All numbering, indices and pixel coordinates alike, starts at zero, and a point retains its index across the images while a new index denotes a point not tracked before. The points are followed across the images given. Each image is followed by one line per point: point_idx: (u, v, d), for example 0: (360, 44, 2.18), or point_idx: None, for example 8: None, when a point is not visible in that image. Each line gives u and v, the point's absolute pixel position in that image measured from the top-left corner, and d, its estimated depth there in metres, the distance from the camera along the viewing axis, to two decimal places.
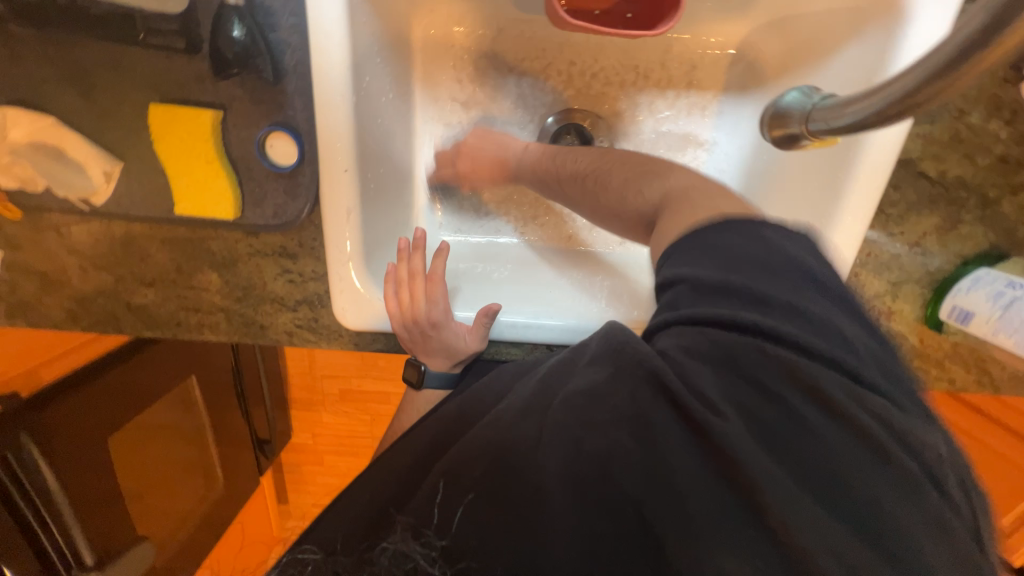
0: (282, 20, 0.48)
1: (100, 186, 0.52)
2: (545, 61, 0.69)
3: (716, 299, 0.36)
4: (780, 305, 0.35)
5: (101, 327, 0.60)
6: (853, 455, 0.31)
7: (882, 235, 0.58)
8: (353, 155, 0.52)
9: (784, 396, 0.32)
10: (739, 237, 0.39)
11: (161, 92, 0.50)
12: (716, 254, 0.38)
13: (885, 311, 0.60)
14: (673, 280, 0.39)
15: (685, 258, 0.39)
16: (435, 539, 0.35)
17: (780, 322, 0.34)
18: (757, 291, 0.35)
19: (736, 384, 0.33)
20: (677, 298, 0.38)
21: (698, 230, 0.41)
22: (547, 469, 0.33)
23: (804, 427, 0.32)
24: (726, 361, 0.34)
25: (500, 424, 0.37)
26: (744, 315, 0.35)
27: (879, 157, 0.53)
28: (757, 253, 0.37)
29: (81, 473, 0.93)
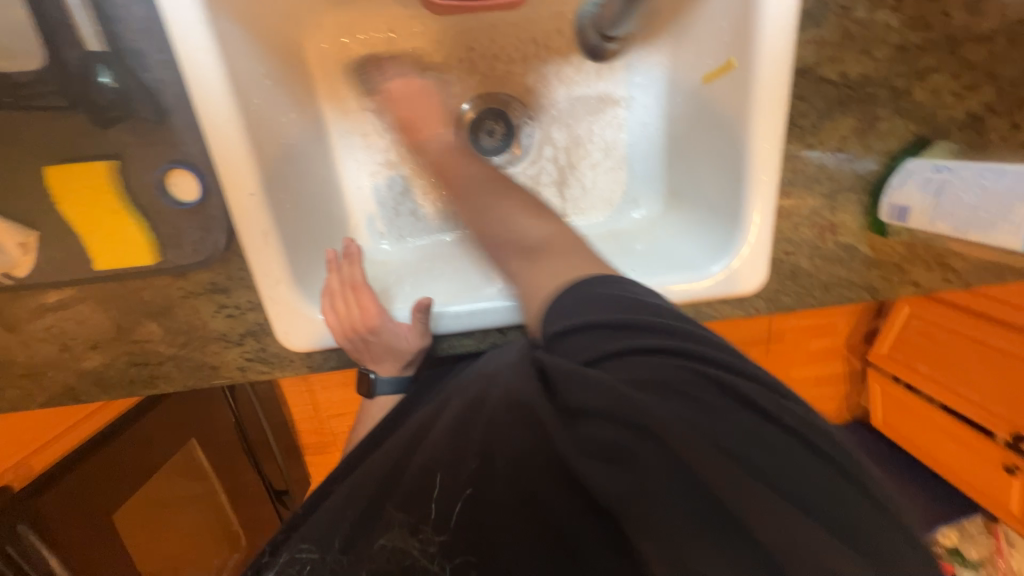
0: (153, 59, 0.49)
1: (19, 258, 0.53)
2: (444, 53, 0.69)
3: (646, 334, 0.38)
4: (714, 339, 0.39)
5: (58, 400, 0.61)
6: (802, 467, 0.32)
7: (803, 149, 0.57)
8: (255, 176, 0.52)
9: (734, 417, 0.33)
10: (614, 289, 0.42)
11: (56, 154, 0.50)
12: (607, 301, 0.41)
13: (827, 226, 0.59)
14: (588, 324, 0.40)
15: (587, 306, 0.41)
16: (433, 534, 0.36)
17: (718, 358, 0.36)
18: (679, 332, 0.38)
19: (693, 412, 0.33)
20: (597, 339, 0.39)
21: (581, 287, 0.43)
22: (501, 461, 0.35)
23: (758, 438, 0.33)
24: (680, 390, 0.34)
25: (480, 421, 0.37)
26: (663, 346, 0.37)
27: (776, 70, 0.53)
28: (630, 297, 0.41)
29: (94, 552, 0.94)
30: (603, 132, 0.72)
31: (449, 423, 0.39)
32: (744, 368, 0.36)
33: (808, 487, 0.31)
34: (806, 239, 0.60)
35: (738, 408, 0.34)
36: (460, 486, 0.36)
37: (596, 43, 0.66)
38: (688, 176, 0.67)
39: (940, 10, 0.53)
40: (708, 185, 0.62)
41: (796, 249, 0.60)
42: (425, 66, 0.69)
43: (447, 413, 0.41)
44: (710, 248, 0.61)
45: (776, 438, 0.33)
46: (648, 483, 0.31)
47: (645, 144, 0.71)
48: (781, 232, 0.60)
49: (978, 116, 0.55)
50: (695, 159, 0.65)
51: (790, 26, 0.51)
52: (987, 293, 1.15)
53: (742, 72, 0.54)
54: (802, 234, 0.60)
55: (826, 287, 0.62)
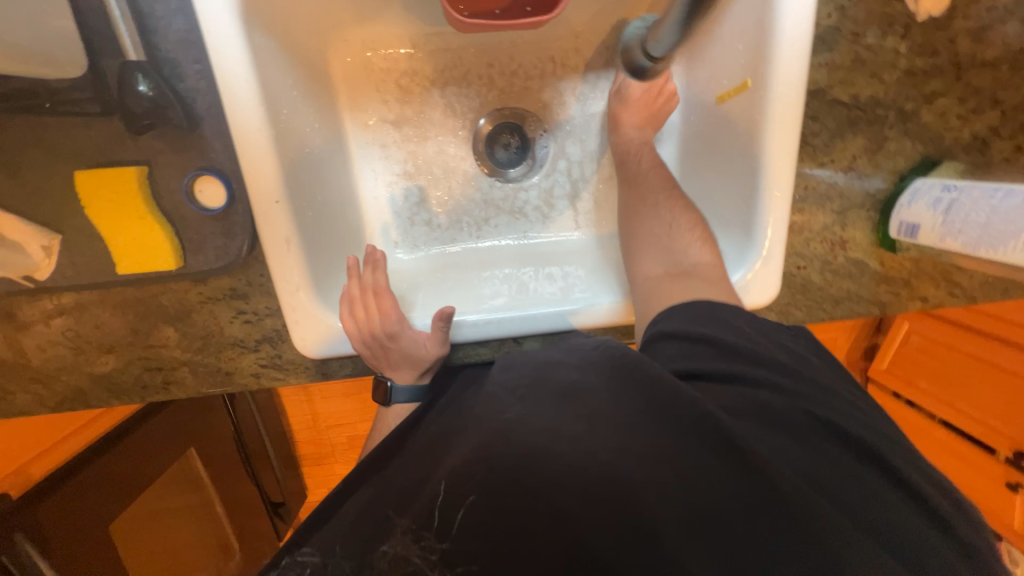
0: (188, 69, 0.50)
1: (41, 260, 0.53)
2: (464, 69, 0.71)
3: (737, 360, 0.42)
4: (789, 371, 0.43)
5: (69, 404, 0.60)
6: (856, 481, 0.37)
7: (814, 166, 0.59)
8: (281, 184, 0.53)
9: (802, 440, 0.38)
10: (723, 310, 0.47)
11: (85, 159, 0.51)
12: (710, 322, 0.46)
13: (837, 241, 0.61)
14: (694, 337, 0.45)
15: (692, 321, 0.46)
16: (434, 542, 0.34)
17: (791, 387, 0.41)
18: (751, 355, 0.43)
19: (771, 429, 0.37)
20: (697, 356, 0.43)
21: (697, 304, 0.48)
22: (545, 468, 0.33)
23: (828, 463, 0.37)
24: (766, 415, 0.38)
25: (521, 427, 0.36)
26: (752, 373, 0.41)
27: (788, 91, 0.55)
28: (731, 320, 0.46)
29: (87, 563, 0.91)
30: None
31: (481, 423, 0.39)
32: (805, 388, 0.42)
33: (859, 496, 0.36)
34: (817, 254, 0.61)
35: (815, 436, 0.38)
36: (462, 493, 0.34)
37: (636, 67, 0.60)
38: (701, 191, 0.68)
39: (946, 38, 0.55)
40: (722, 201, 0.64)
41: (808, 264, 0.61)
42: (445, 81, 0.71)
43: (478, 428, 0.38)
44: (723, 262, 0.62)
45: (836, 454, 0.38)
46: (726, 494, 0.33)
47: (658, 160, 0.73)
48: (793, 247, 0.61)
49: (982, 139, 0.57)
50: (708, 175, 0.66)
51: (802, 50, 0.53)
52: (985, 310, 1.17)
53: (757, 92, 0.56)
54: (814, 249, 0.61)
55: (836, 302, 0.63)
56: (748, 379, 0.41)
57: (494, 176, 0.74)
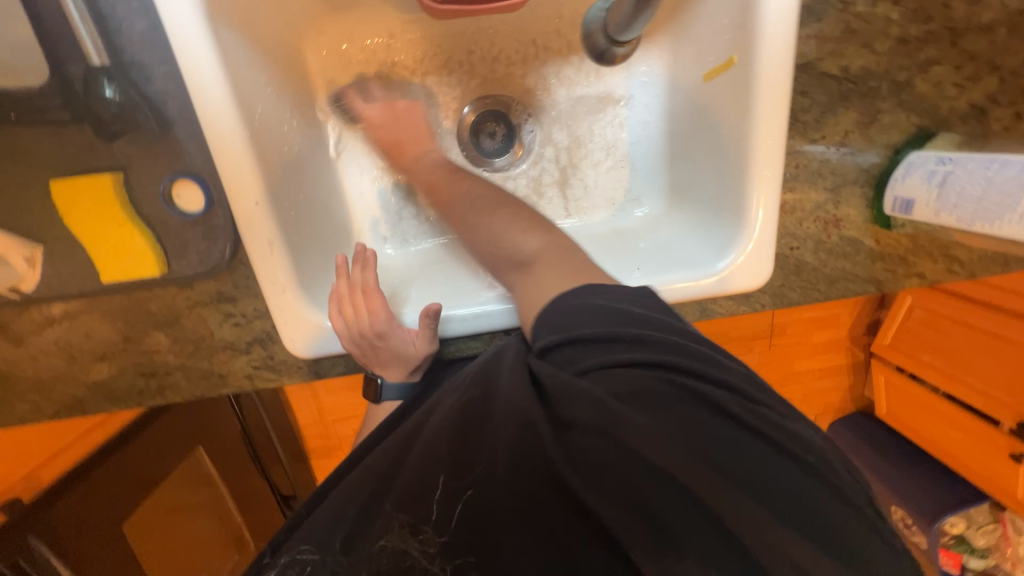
0: (155, 71, 0.49)
1: (26, 272, 0.53)
2: (443, 57, 0.69)
3: (626, 349, 0.40)
4: (700, 350, 0.41)
5: (67, 413, 0.61)
6: (754, 460, 0.35)
7: (806, 143, 0.57)
8: (259, 185, 0.52)
9: (699, 419, 0.36)
10: (609, 300, 0.44)
11: (60, 167, 0.50)
12: (589, 312, 0.43)
13: (831, 220, 0.59)
14: (575, 337, 0.41)
15: (570, 321, 0.43)
16: (434, 536, 0.34)
17: (699, 368, 0.39)
18: (655, 339, 0.40)
19: (664, 420, 0.36)
20: (581, 353, 0.41)
21: (575, 291, 0.47)
22: (479, 465, 0.36)
23: (735, 451, 0.35)
24: (661, 402, 0.37)
25: (483, 430, 0.38)
26: (651, 358, 0.39)
27: (777, 66, 0.53)
28: (617, 309, 0.43)
29: (105, 558, 0.95)
30: (604, 132, 0.72)
31: (449, 423, 0.40)
32: (705, 367, 0.40)
33: (762, 477, 0.34)
34: (811, 234, 0.60)
35: (718, 421, 0.36)
36: (462, 486, 0.35)
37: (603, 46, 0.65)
38: (690, 173, 0.67)
39: (941, 2, 0.53)
40: (711, 183, 0.62)
41: (801, 244, 0.60)
42: (425, 70, 0.69)
43: (432, 425, 0.41)
44: (712, 246, 0.61)
45: (731, 435, 0.36)
46: (620, 483, 0.33)
47: (647, 142, 0.72)
48: (785, 227, 0.60)
49: (980, 107, 0.55)
50: (697, 156, 0.65)
51: (791, 22, 0.51)
52: (995, 283, 1.15)
53: (743, 69, 0.54)
54: (807, 229, 0.60)
55: (830, 282, 0.62)
56: (640, 363, 0.38)
57: (480, 165, 0.73)
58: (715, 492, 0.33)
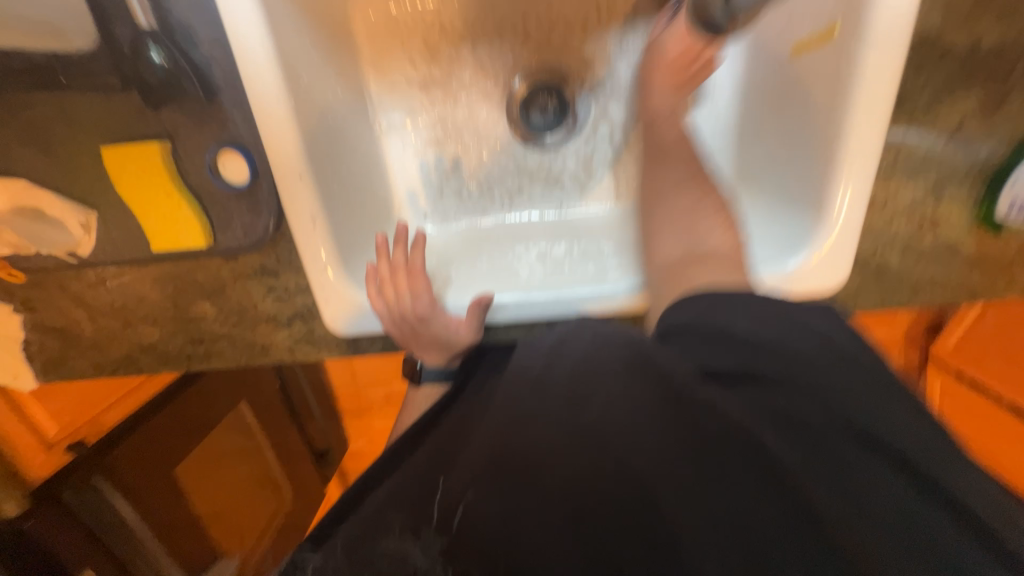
0: (201, 33, 0.47)
1: (82, 237, 0.54)
2: (497, 19, 0.63)
3: (762, 358, 0.34)
4: (840, 369, 0.34)
5: (123, 371, 0.64)
6: (887, 490, 0.30)
7: (908, 131, 0.49)
8: (304, 157, 0.50)
9: (832, 441, 0.31)
10: (749, 298, 0.38)
11: (110, 134, 0.50)
12: (705, 308, 0.38)
13: (927, 220, 0.52)
14: (703, 332, 0.37)
15: (706, 314, 0.38)
16: (436, 541, 0.34)
17: (833, 383, 0.33)
18: (786, 347, 0.34)
19: (795, 437, 0.31)
20: (708, 350, 0.35)
21: (697, 302, 0.39)
22: (540, 452, 0.31)
23: (865, 478, 0.30)
24: (789, 416, 0.31)
25: (521, 432, 0.32)
26: (778, 369, 0.33)
27: (890, 38, 0.45)
28: (755, 310, 0.37)
29: (156, 498, 1.02)
30: None
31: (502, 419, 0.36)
32: (845, 381, 0.33)
33: (887, 508, 0.29)
34: (900, 235, 0.53)
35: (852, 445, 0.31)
36: (462, 490, 0.34)
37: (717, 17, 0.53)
38: (763, 159, 0.60)
39: None
40: (787, 172, 0.56)
41: (887, 245, 0.53)
42: (476, 35, 0.64)
43: (491, 420, 0.36)
44: (784, 241, 0.55)
45: (869, 467, 0.30)
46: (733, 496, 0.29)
47: (715, 121, 0.65)
48: (871, 227, 0.53)
49: None
50: (772, 140, 0.58)
51: None
52: None
53: (845, 40, 0.47)
54: (896, 229, 0.53)
55: (914, 290, 0.55)
56: (767, 372, 0.33)
57: (530, 143, 0.68)
58: (836, 512, 0.28)
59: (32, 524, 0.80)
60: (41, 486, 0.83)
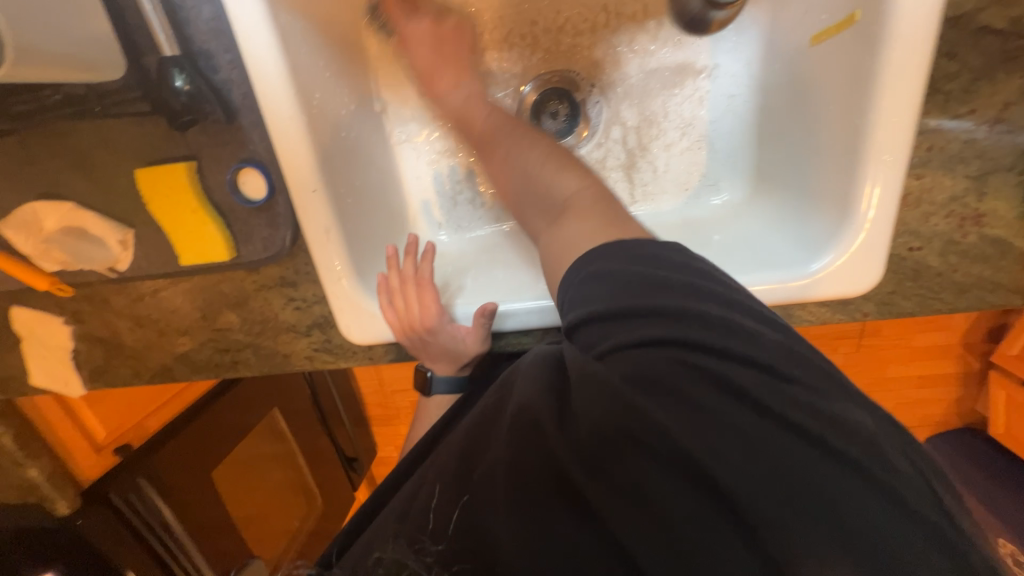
0: (221, 59, 0.50)
1: (119, 253, 0.58)
2: (505, 30, 0.64)
3: (658, 333, 0.35)
4: (747, 334, 0.34)
5: (159, 378, 0.68)
6: (809, 473, 0.28)
7: (944, 120, 0.46)
8: (318, 172, 0.52)
9: (732, 414, 0.31)
10: (650, 265, 0.39)
11: (143, 157, 0.53)
12: (603, 280, 0.39)
13: (970, 215, 0.48)
14: (593, 319, 0.38)
15: (606, 293, 0.39)
16: (430, 545, 0.35)
17: (733, 350, 0.33)
18: (687, 317, 0.35)
19: (695, 418, 0.31)
20: (603, 334, 0.37)
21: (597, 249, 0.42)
22: (493, 460, 0.36)
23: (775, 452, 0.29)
24: (687, 394, 0.32)
25: (490, 444, 0.37)
26: (673, 342, 0.34)
27: (917, 21, 0.42)
28: (655, 275, 0.38)
29: (195, 500, 1.05)
30: (680, 107, 0.64)
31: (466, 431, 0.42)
32: (760, 354, 0.33)
33: (795, 482, 0.28)
34: (939, 232, 0.49)
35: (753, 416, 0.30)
36: (451, 503, 0.36)
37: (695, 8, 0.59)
38: (784, 156, 0.57)
39: None
40: (808, 169, 0.53)
41: (925, 244, 0.50)
42: (485, 46, 0.65)
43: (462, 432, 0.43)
44: (808, 242, 0.52)
45: (782, 442, 0.29)
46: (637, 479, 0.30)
47: (732, 119, 0.63)
48: (906, 224, 0.49)
49: None
50: (792, 136, 0.56)
51: None
52: None
53: (865, 27, 0.44)
54: (935, 226, 0.49)
55: (959, 290, 0.51)
56: (671, 350, 0.34)
57: None
58: (741, 491, 0.28)
59: (82, 520, 0.86)
60: (90, 486, 0.89)
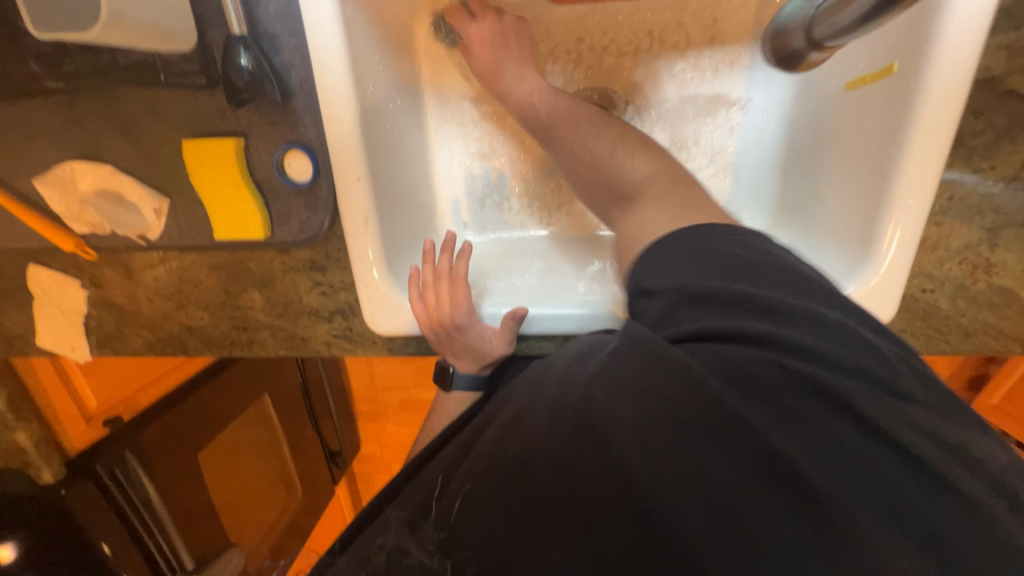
0: (284, 43, 0.51)
1: (152, 221, 0.58)
2: (552, 44, 0.67)
3: (727, 312, 0.34)
4: (826, 324, 0.33)
5: (170, 350, 0.67)
6: (877, 475, 0.29)
7: (966, 173, 0.49)
8: (364, 162, 0.53)
9: (812, 410, 0.30)
10: (716, 239, 0.39)
11: (192, 129, 0.54)
12: (707, 255, 0.38)
13: (982, 264, 0.51)
14: (660, 288, 0.38)
15: (668, 264, 0.39)
16: (433, 531, 0.34)
17: (811, 342, 0.32)
18: (787, 305, 0.34)
19: (781, 410, 0.30)
20: (670, 305, 0.37)
21: (682, 231, 0.40)
22: (524, 442, 0.33)
23: (843, 446, 0.29)
24: (766, 386, 0.30)
25: (522, 428, 0.34)
26: (747, 323, 0.33)
27: (951, 78, 0.45)
28: (735, 253, 0.37)
29: (180, 481, 1.02)
30: (711, 135, 0.66)
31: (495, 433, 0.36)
32: (835, 347, 0.32)
33: (858, 472, 0.29)
34: (952, 277, 0.52)
35: (833, 415, 0.30)
36: (461, 483, 0.35)
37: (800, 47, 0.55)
38: (807, 191, 0.60)
39: None
40: (830, 206, 0.56)
41: (938, 287, 0.52)
42: (530, 57, 0.67)
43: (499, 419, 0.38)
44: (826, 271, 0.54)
45: (852, 436, 0.30)
46: (710, 472, 0.28)
47: (759, 152, 0.66)
48: (922, 266, 0.52)
49: None
50: (815, 172, 0.59)
51: (981, 23, 0.43)
52: None
53: (903, 77, 0.47)
54: (948, 271, 0.52)
55: (964, 334, 0.53)
56: (756, 335, 0.32)
57: None
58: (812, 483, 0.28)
59: (67, 492, 0.84)
60: (75, 457, 0.87)
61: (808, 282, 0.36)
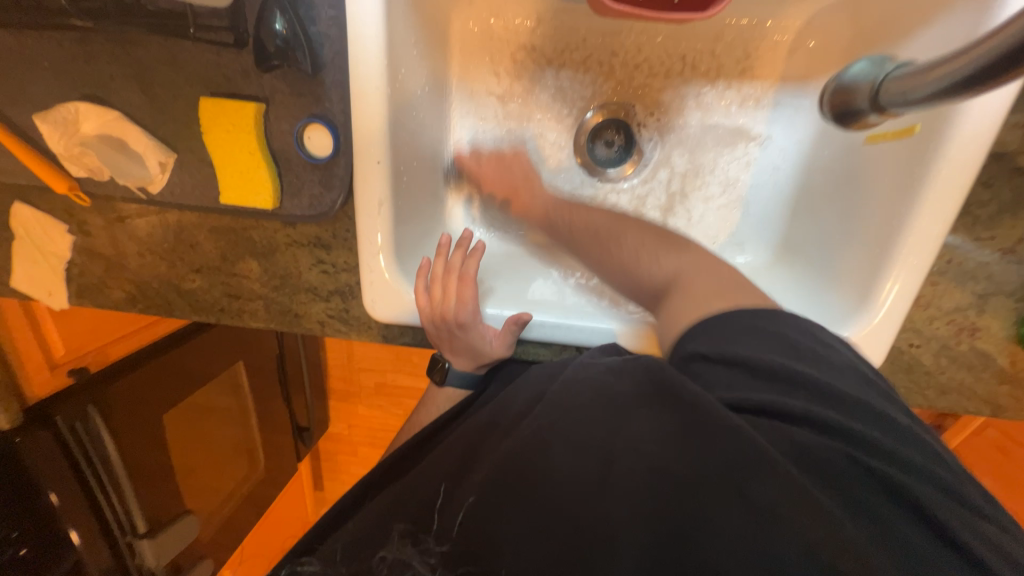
0: (322, 13, 0.51)
1: (155, 175, 0.56)
2: (585, 53, 0.66)
3: (792, 396, 0.36)
4: (883, 422, 0.35)
5: (155, 310, 0.64)
6: (897, 530, 0.31)
7: (967, 240, 0.52)
8: (385, 146, 0.52)
9: (855, 479, 0.32)
10: (778, 321, 0.40)
11: (212, 87, 0.53)
12: (763, 335, 0.39)
13: (967, 326, 0.54)
14: (723, 356, 0.39)
15: (725, 336, 0.40)
16: (434, 545, 0.35)
17: (869, 434, 0.34)
18: (816, 382, 0.36)
19: (827, 475, 0.32)
20: (732, 381, 0.37)
21: (725, 312, 0.42)
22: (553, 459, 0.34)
23: (877, 515, 0.31)
24: (812, 454, 0.33)
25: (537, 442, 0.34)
26: (811, 410, 0.35)
27: (967, 153, 0.47)
28: (792, 338, 0.39)
29: (146, 444, 0.98)
30: (727, 167, 0.67)
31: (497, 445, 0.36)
32: (887, 437, 0.34)
33: (893, 542, 0.31)
34: (938, 335, 0.54)
35: (873, 487, 0.32)
36: (466, 495, 0.35)
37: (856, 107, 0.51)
38: (814, 237, 0.62)
39: None
40: (838, 255, 0.57)
41: (924, 343, 0.54)
42: (562, 63, 0.67)
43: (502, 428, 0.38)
44: (824, 317, 0.56)
45: (889, 506, 0.32)
46: (756, 513, 0.30)
47: (772, 189, 0.67)
48: (912, 321, 0.54)
49: None
50: (825, 222, 0.60)
51: (997, 112, 0.46)
52: None
53: (925, 145, 0.49)
54: (936, 329, 0.54)
55: (941, 391, 0.55)
56: (787, 410, 0.35)
57: (591, 174, 0.70)
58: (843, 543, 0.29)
59: (22, 440, 0.78)
60: (35, 404, 0.83)
61: (867, 381, 0.38)
